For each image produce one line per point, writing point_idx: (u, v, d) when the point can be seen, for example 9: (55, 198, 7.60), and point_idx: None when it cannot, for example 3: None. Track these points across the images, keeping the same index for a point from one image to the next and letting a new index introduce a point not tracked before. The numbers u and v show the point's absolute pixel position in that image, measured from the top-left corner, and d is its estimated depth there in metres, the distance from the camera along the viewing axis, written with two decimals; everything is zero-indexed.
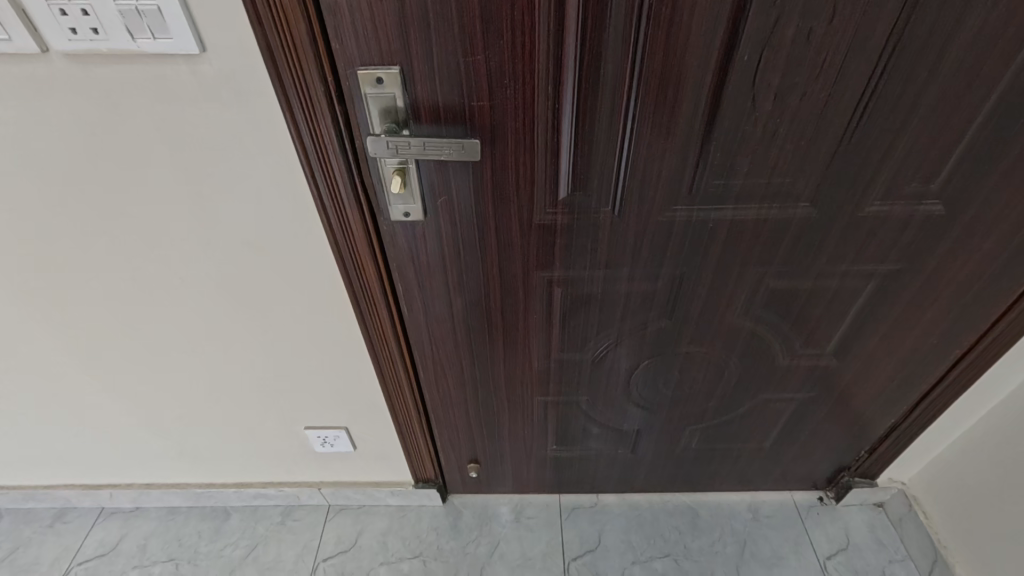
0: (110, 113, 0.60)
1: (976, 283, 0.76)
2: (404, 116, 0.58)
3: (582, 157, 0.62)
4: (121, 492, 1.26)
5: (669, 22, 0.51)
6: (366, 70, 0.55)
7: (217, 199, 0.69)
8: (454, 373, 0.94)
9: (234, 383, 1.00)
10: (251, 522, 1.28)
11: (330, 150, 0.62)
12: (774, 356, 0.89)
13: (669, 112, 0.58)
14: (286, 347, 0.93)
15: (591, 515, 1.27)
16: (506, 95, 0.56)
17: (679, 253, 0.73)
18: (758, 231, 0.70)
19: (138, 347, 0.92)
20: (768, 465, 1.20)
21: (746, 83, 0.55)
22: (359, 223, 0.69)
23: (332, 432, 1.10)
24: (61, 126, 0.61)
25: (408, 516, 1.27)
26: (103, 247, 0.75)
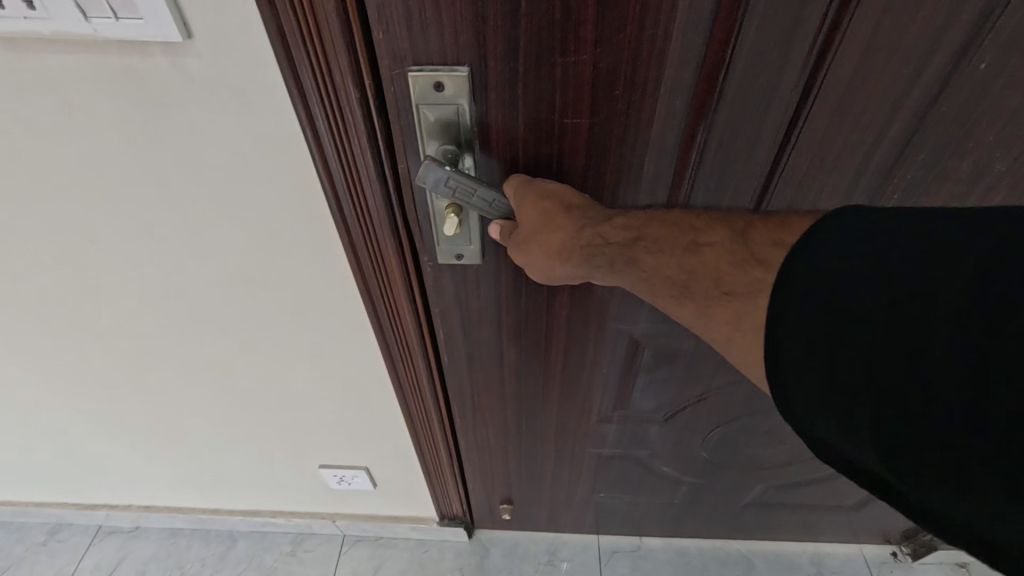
0: (70, 114, 0.45)
1: None
2: (466, 135, 0.43)
3: (697, 191, 0.49)
4: (119, 513, 1.16)
5: (878, 18, 0.38)
6: (421, 72, 0.40)
7: (217, 220, 0.55)
8: (495, 423, 0.81)
9: (240, 412, 0.88)
10: (259, 551, 1.17)
11: (365, 181, 0.47)
12: None
13: (845, 136, 0.45)
14: (300, 379, 0.80)
15: (633, 561, 1.14)
16: (614, 111, 0.42)
17: None
18: None
19: (133, 372, 0.80)
20: (843, 522, 1.05)
21: (959, 101, 0.43)
22: (398, 267, 0.55)
23: (350, 470, 0.98)
24: (9, 129, 0.47)
25: (431, 553, 1.15)
26: (82, 268, 0.62)
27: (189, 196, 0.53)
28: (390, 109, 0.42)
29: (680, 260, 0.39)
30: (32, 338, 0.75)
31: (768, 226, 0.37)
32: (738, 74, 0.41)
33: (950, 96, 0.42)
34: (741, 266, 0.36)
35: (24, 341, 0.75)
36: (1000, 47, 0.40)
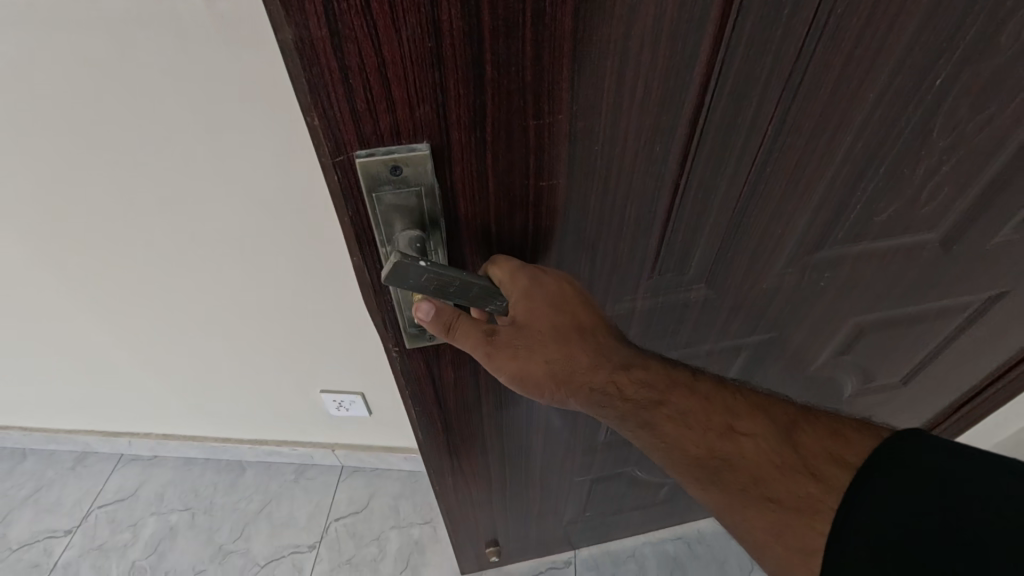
0: (122, 52, 0.56)
1: None
2: (426, 219, 0.38)
3: (679, 227, 0.50)
4: (140, 440, 1.28)
5: (850, 45, 0.41)
6: (371, 156, 0.34)
7: (236, 148, 0.65)
8: (480, 483, 0.78)
9: (250, 340, 0.98)
10: (265, 478, 1.28)
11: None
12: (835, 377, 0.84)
13: (818, 156, 0.48)
14: (304, 307, 0.90)
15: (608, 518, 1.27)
16: (596, 164, 0.40)
17: (786, 305, 0.66)
18: (888, 262, 0.62)
19: (157, 300, 0.91)
20: None
21: (919, 112, 0.47)
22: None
23: (348, 396, 1.08)
24: (72, 65, 0.58)
25: (421, 482, 1.27)
26: (119, 195, 0.72)
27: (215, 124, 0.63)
28: (342, 194, 0.36)
29: (717, 445, 0.47)
30: (74, 266, 0.86)
31: (812, 430, 0.45)
32: (713, 115, 0.42)
33: (901, 114, 0.47)
34: (788, 473, 0.44)
35: (64, 266, 0.86)
36: (954, 65, 0.44)
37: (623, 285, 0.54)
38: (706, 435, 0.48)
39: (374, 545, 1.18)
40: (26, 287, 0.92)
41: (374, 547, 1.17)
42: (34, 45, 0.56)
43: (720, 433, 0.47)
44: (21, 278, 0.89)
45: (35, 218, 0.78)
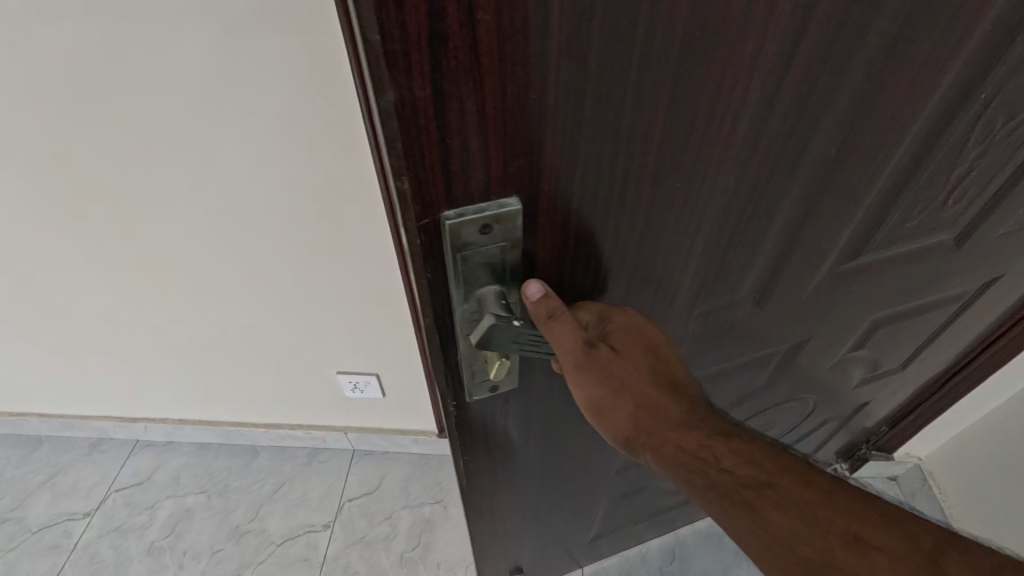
0: (174, 38, 0.62)
1: None
2: (504, 272, 0.38)
3: (726, 252, 0.46)
4: (156, 425, 1.31)
5: (909, 60, 0.36)
6: (460, 217, 0.34)
7: (272, 126, 0.71)
8: (515, 514, 0.74)
9: (270, 321, 1.02)
10: (279, 462, 1.32)
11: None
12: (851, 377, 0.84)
13: (864, 176, 0.44)
14: (324, 288, 0.95)
15: None
16: (665, 196, 0.39)
17: (817, 314, 0.63)
18: (916, 266, 0.59)
19: (182, 281, 0.95)
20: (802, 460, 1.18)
21: (967, 123, 0.43)
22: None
23: (363, 377, 1.12)
24: (125, 50, 0.63)
25: (430, 464, 1.31)
26: (156, 176, 0.77)
27: (254, 103, 0.68)
28: (424, 255, 0.35)
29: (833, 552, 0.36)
30: (104, 248, 0.90)
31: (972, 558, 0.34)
32: (788, 162, 0.41)
33: (950, 128, 0.43)
34: None
35: (94, 248, 0.90)
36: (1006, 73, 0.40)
37: (667, 315, 0.51)
38: (824, 538, 0.36)
39: (386, 524, 1.21)
40: (55, 270, 0.95)
41: (386, 526, 1.21)
42: (94, 29, 0.62)
43: (844, 540, 0.36)
44: (51, 260, 0.93)
45: (72, 200, 0.82)
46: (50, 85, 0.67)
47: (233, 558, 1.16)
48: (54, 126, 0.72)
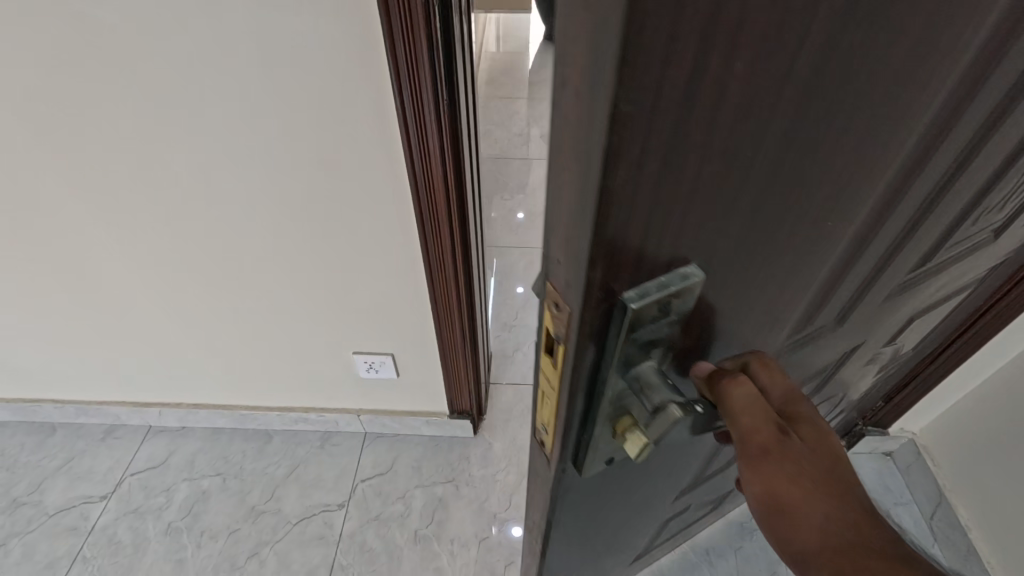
0: (215, 18, 0.66)
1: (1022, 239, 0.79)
2: (664, 348, 0.33)
3: (833, 282, 0.42)
4: (170, 410, 1.33)
5: None
6: (642, 296, 0.28)
7: (302, 104, 0.74)
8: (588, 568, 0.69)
9: (289, 302, 1.05)
10: (292, 444, 1.34)
11: (419, 51, 0.65)
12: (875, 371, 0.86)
13: (969, 183, 0.40)
14: (344, 268, 0.98)
15: None
16: (817, 240, 0.34)
17: (877, 326, 0.60)
18: (967, 261, 0.57)
19: (205, 261, 0.98)
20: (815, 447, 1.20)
21: None
22: (434, 130, 0.73)
23: (378, 357, 1.14)
24: (167, 30, 0.67)
25: (441, 446, 1.34)
26: (187, 153, 0.81)
27: (286, 82, 0.72)
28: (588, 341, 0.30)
29: None
30: (131, 228, 0.93)
31: None
32: (919, 198, 0.38)
33: None
34: None
35: (122, 227, 0.93)
36: None
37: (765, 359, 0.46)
38: None
39: (399, 503, 1.24)
40: (80, 251, 0.98)
41: (400, 504, 1.24)
42: (140, 9, 0.65)
43: None
44: (77, 241, 0.96)
45: (105, 179, 0.85)
46: (93, 63, 0.71)
47: (251, 537, 1.18)
48: (93, 104, 0.75)
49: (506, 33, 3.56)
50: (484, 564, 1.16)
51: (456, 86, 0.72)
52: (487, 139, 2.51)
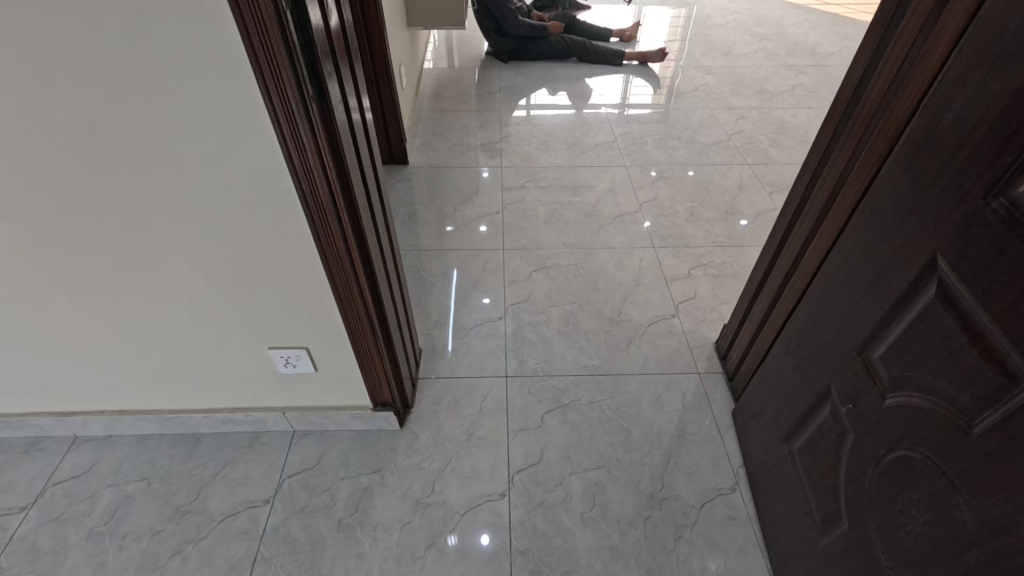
0: (90, 28, 0.71)
1: (863, 207, 0.91)
2: None
3: None
4: (95, 419, 1.34)
5: None
6: None
7: (187, 106, 0.79)
8: None
9: (203, 301, 1.09)
10: (220, 445, 1.37)
11: (277, 51, 0.71)
12: (828, 358, 0.99)
13: None
14: (253, 262, 1.02)
15: (541, 465, 1.35)
16: None
17: (903, 342, 0.77)
18: (909, 261, 0.77)
19: (115, 265, 1.01)
20: (763, 417, 1.26)
21: None
22: (304, 125, 0.79)
23: (293, 351, 1.19)
24: (50, 43, 0.72)
25: (369, 439, 1.39)
26: (83, 158, 0.85)
27: (174, 85, 0.77)
28: None
29: None
30: (38, 235, 0.96)
31: None
32: None
33: None
34: None
35: (30, 232, 0.95)
36: None
37: None
38: None
39: (326, 494, 1.28)
40: None
41: (326, 496, 1.28)
42: (20, 23, 0.70)
43: None
44: None
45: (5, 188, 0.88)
46: None
47: (174, 537, 1.20)
48: None
49: (451, 49, 3.66)
50: (405, 546, 1.20)
51: (325, 82, 0.78)
52: (427, 149, 2.58)
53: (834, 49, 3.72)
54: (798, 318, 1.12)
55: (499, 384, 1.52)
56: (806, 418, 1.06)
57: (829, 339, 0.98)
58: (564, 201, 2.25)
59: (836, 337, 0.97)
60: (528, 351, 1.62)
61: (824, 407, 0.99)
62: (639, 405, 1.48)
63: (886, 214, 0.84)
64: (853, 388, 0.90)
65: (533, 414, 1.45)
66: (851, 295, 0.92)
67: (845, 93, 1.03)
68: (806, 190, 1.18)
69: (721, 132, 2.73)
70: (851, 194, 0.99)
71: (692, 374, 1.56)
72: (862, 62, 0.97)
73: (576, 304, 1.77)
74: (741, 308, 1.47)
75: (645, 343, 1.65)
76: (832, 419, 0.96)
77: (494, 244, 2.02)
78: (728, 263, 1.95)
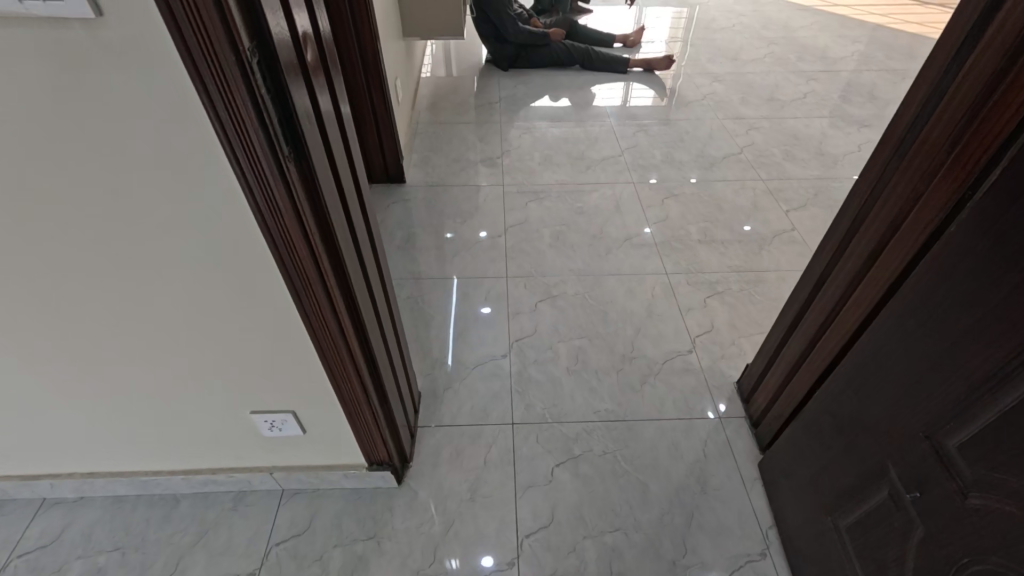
0: (11, 85, 0.57)
1: (927, 267, 0.80)
2: None
3: None
4: (62, 482, 1.22)
5: None
6: None
7: (140, 171, 0.66)
8: None
9: (173, 368, 0.97)
10: (201, 508, 1.26)
11: (245, 115, 0.58)
12: (887, 435, 0.88)
13: None
14: (229, 330, 0.90)
15: (550, 528, 1.23)
16: None
17: (999, 439, 0.66)
18: (1002, 344, 0.66)
19: (70, 336, 0.88)
20: (799, 477, 1.15)
21: None
22: (283, 194, 0.67)
23: (278, 416, 1.08)
24: None
25: (363, 498, 1.28)
26: (19, 226, 0.72)
27: (122, 148, 0.64)
28: None
29: None
30: None
31: None
32: None
33: None
34: None
35: None
36: None
37: None
38: None
39: (316, 565, 1.17)
40: None
41: (316, 567, 1.17)
42: None
43: None
44: None
45: None
46: None
47: None
48: None
49: (450, 57, 3.54)
50: None
51: (306, 143, 0.66)
52: (424, 165, 2.46)
53: (844, 52, 3.60)
54: (841, 378, 1.01)
55: (505, 433, 1.41)
56: (857, 494, 0.95)
57: (889, 413, 0.87)
58: (569, 221, 2.13)
59: (898, 413, 0.85)
60: (536, 393, 1.51)
61: (881, 487, 0.89)
62: (656, 455, 1.37)
63: (963, 282, 0.72)
64: (923, 477, 0.79)
65: (542, 467, 1.34)
66: (917, 368, 0.81)
67: (895, 130, 0.91)
68: (845, 230, 1.06)
69: (731, 144, 2.61)
70: (906, 248, 0.87)
71: (712, 419, 1.45)
72: (919, 95, 0.85)
73: (585, 338, 1.66)
74: (766, 349, 1.36)
75: (660, 383, 1.53)
76: (895, 504, 0.85)
77: (497, 270, 1.90)
78: (745, 290, 1.83)
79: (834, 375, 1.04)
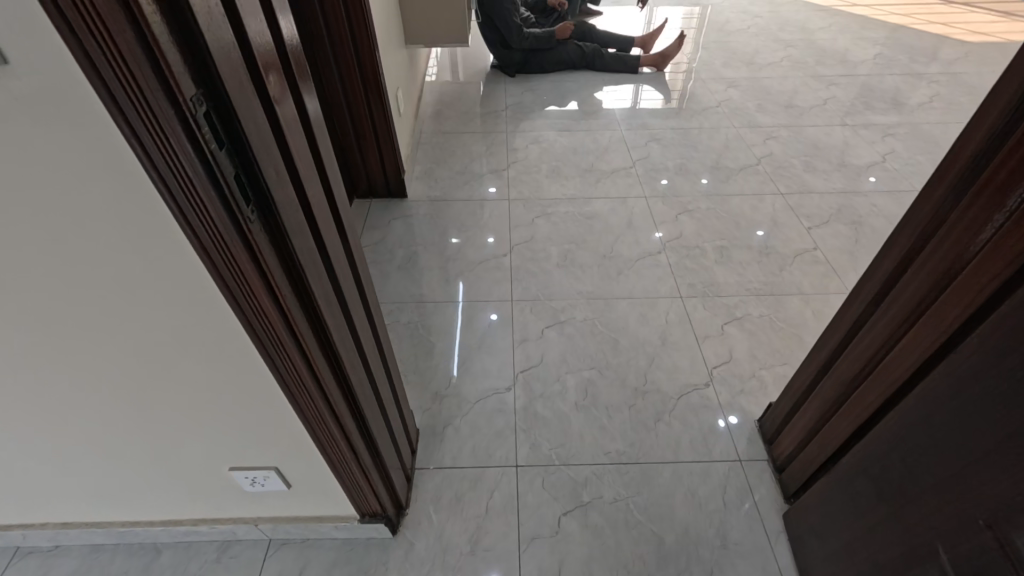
0: None
1: (995, 327, 0.69)
2: None
3: None
4: (35, 532, 1.14)
5: None
6: None
7: (79, 235, 0.57)
8: None
9: (142, 429, 0.87)
10: (183, 559, 1.17)
11: (188, 172, 0.48)
12: (938, 514, 0.77)
13: None
14: (198, 393, 0.81)
15: None
16: None
17: None
18: None
19: (22, 402, 0.80)
20: (832, 540, 1.04)
21: None
22: (242, 257, 0.57)
23: (260, 472, 0.99)
24: None
25: (356, 550, 1.19)
26: None
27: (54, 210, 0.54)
28: None
29: None
30: None
31: None
32: None
33: None
34: None
35: None
36: None
37: None
38: None
39: None
40: None
41: None
42: None
43: None
44: None
45: None
46: None
47: None
48: None
49: (456, 62, 3.44)
50: None
51: (269, 196, 0.57)
52: (428, 178, 2.37)
53: (865, 54, 3.45)
54: (885, 440, 0.91)
55: (508, 475, 1.32)
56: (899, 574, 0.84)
57: (943, 490, 0.76)
58: (578, 239, 2.03)
59: (952, 492, 0.74)
60: (542, 431, 1.41)
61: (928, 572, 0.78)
62: (672, 503, 1.27)
63: None
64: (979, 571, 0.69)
65: (548, 516, 1.24)
66: (979, 443, 0.70)
67: (952, 165, 0.80)
68: (890, 270, 0.95)
69: (748, 154, 2.49)
70: (966, 303, 0.77)
71: (732, 462, 1.34)
72: (983, 128, 0.74)
73: (595, 369, 1.56)
74: (795, 389, 1.25)
75: (676, 421, 1.43)
76: None
77: (501, 293, 1.81)
78: (765, 316, 1.72)
79: (876, 432, 0.94)
